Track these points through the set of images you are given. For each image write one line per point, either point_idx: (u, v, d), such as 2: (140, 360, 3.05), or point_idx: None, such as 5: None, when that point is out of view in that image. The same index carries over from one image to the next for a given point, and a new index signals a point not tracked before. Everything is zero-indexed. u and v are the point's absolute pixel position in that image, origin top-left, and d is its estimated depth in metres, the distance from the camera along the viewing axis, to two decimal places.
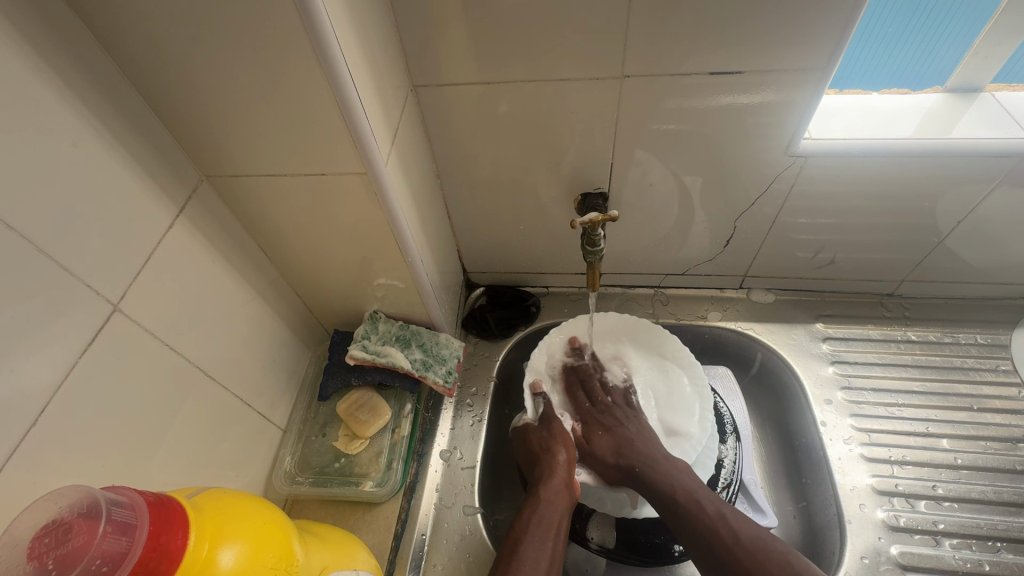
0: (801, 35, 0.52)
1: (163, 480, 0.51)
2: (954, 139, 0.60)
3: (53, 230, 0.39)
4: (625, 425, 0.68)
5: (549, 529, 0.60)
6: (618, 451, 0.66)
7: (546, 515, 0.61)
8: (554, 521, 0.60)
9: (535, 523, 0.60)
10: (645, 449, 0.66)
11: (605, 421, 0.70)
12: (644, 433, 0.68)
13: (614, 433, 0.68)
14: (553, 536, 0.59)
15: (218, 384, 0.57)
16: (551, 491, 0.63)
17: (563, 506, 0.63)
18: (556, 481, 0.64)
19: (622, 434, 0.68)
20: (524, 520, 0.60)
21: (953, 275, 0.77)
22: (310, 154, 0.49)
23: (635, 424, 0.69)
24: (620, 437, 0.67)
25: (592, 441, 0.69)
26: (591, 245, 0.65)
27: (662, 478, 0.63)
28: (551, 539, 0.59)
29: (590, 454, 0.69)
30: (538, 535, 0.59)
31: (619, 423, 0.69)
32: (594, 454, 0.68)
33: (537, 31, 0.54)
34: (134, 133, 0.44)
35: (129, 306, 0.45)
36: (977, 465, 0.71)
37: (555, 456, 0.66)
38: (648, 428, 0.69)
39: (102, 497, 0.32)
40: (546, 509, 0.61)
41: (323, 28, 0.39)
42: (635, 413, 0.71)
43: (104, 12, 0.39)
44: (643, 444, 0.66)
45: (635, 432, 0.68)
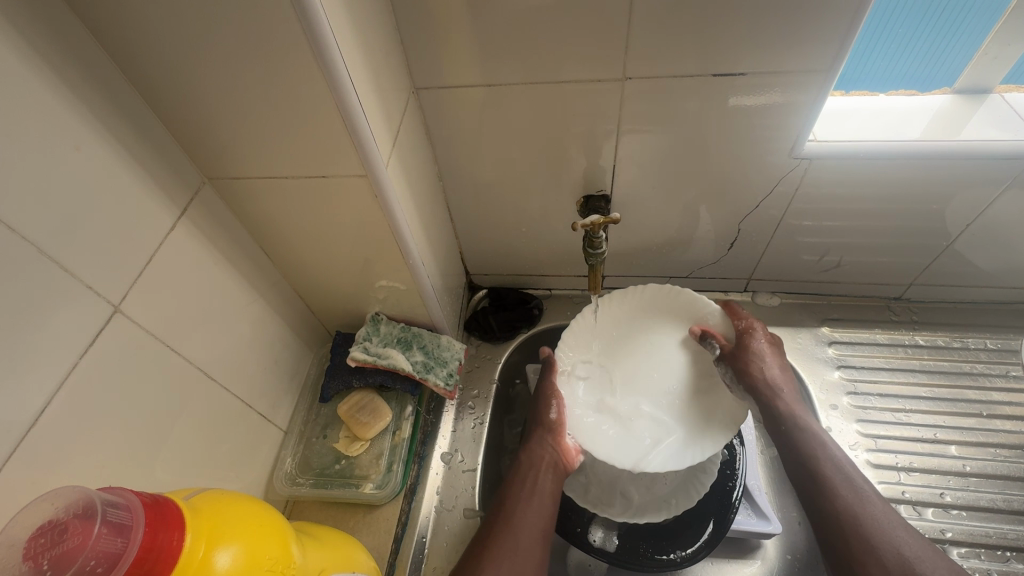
0: (805, 36, 0.52)
1: (164, 481, 0.51)
2: (962, 142, 0.59)
3: (54, 231, 0.39)
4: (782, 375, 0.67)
5: (542, 491, 0.63)
6: (765, 380, 0.66)
7: (540, 478, 0.63)
8: (546, 484, 0.63)
9: (527, 488, 0.63)
10: (790, 401, 0.65)
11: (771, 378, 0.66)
12: (785, 383, 0.67)
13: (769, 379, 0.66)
14: (540, 497, 0.62)
15: (220, 385, 0.57)
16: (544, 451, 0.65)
17: (556, 465, 0.65)
18: (550, 443, 0.66)
19: (772, 374, 0.66)
20: (520, 483, 0.63)
21: (961, 279, 0.76)
22: (311, 157, 0.49)
23: (790, 371, 0.69)
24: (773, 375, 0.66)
25: (748, 358, 0.67)
26: (592, 248, 0.64)
27: (802, 424, 0.63)
28: (546, 501, 0.62)
29: (738, 367, 0.67)
30: (532, 501, 0.62)
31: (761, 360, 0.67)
32: (742, 372, 0.67)
33: (538, 33, 0.54)
34: (136, 136, 0.45)
35: (130, 308, 0.46)
36: (986, 473, 0.70)
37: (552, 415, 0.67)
38: (782, 380, 0.67)
39: (97, 499, 0.32)
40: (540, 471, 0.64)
41: (322, 31, 0.39)
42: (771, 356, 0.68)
43: (105, 16, 0.39)
44: (776, 380, 0.66)
45: (779, 377, 0.66)
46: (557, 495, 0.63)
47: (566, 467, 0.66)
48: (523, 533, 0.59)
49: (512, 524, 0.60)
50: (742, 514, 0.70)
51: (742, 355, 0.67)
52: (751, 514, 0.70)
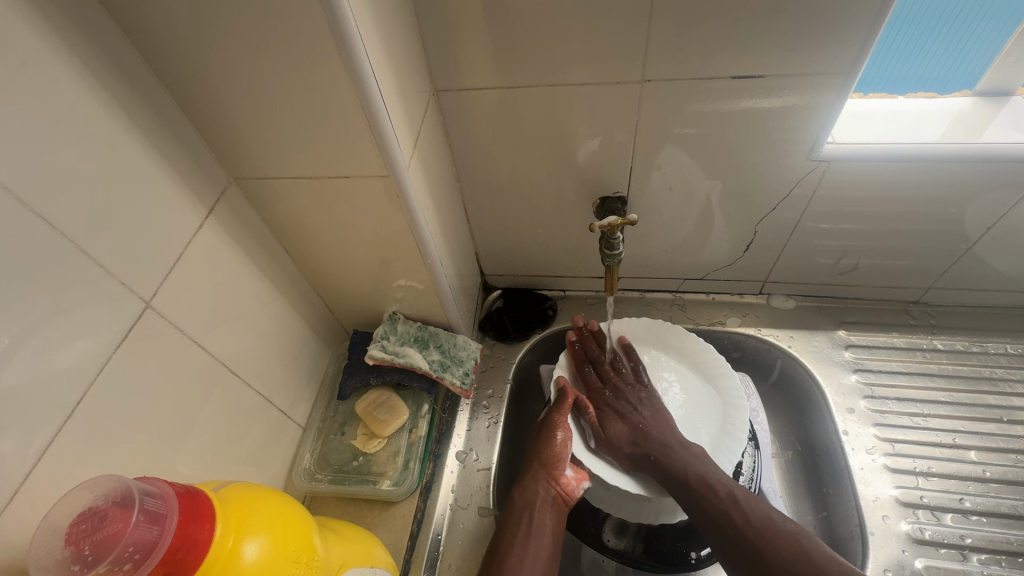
0: (825, 38, 0.52)
1: (189, 474, 0.52)
2: (983, 144, 0.59)
3: (89, 228, 0.40)
4: (638, 412, 0.69)
5: (539, 530, 0.62)
6: (634, 438, 0.66)
7: (538, 515, 0.63)
8: (544, 522, 0.63)
9: (524, 528, 0.62)
10: (659, 433, 0.66)
11: (619, 407, 0.70)
12: (657, 420, 0.68)
13: (629, 420, 0.68)
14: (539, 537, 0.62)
15: (242, 381, 0.58)
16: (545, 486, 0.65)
17: (551, 500, 0.64)
18: (545, 478, 0.65)
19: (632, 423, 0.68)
20: (518, 522, 0.63)
21: (982, 283, 0.76)
22: (334, 157, 0.50)
23: (652, 407, 0.69)
24: (636, 425, 0.67)
25: (605, 427, 0.69)
26: (609, 249, 0.65)
27: (665, 449, 0.65)
28: (544, 540, 0.62)
29: (603, 441, 0.69)
30: (530, 541, 0.61)
31: (632, 409, 0.69)
32: (613, 441, 0.68)
33: (558, 36, 0.54)
34: (167, 136, 0.46)
35: (160, 304, 0.47)
36: (1007, 479, 0.69)
37: (551, 449, 0.66)
38: (662, 412, 0.69)
39: (135, 488, 0.33)
40: (536, 510, 0.63)
41: (349, 34, 0.40)
42: (646, 392, 0.71)
43: (141, 19, 0.40)
44: (663, 434, 0.66)
45: (648, 419, 0.68)
46: (557, 531, 0.64)
47: (563, 502, 0.65)
48: None
49: (510, 567, 0.59)
50: None
51: (604, 426, 0.69)
52: None
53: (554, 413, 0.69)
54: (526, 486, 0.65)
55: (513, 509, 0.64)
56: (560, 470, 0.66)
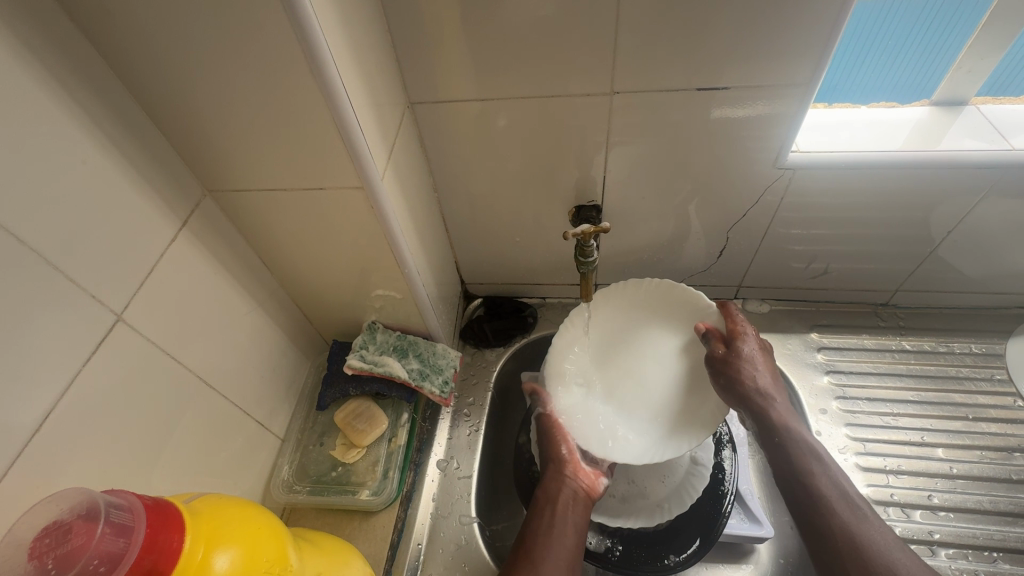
0: (785, 49, 0.54)
1: (162, 488, 0.52)
2: (940, 152, 0.61)
3: (59, 242, 0.40)
4: (763, 375, 0.63)
5: (564, 521, 0.61)
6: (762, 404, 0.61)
7: (560, 509, 0.63)
8: (567, 515, 0.62)
9: (547, 521, 0.61)
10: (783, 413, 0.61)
11: (750, 364, 0.63)
12: (779, 396, 0.63)
13: (762, 386, 0.62)
14: (563, 526, 0.61)
15: (218, 393, 0.58)
16: (557, 483, 0.65)
17: (574, 496, 0.64)
18: (566, 474, 0.65)
19: (767, 387, 0.63)
20: (541, 513, 0.63)
21: (946, 285, 0.78)
22: (308, 169, 0.50)
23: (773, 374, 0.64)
24: (771, 397, 0.62)
25: (745, 390, 0.62)
26: (583, 256, 0.66)
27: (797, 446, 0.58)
28: (569, 534, 0.60)
29: (739, 401, 0.62)
30: (554, 533, 0.60)
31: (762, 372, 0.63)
32: (736, 389, 0.62)
33: (529, 49, 0.56)
34: (139, 150, 0.46)
35: (132, 317, 0.47)
36: (973, 475, 0.71)
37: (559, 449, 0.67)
38: (774, 379, 0.64)
39: (102, 500, 0.33)
40: (558, 502, 0.63)
41: (318, 47, 0.41)
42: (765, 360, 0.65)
43: (111, 35, 0.41)
44: (765, 384, 0.63)
45: (766, 389, 0.62)
46: (586, 523, 0.62)
47: (590, 499, 0.65)
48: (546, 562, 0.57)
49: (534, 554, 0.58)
50: (734, 519, 0.71)
51: (732, 374, 0.63)
52: (743, 518, 0.71)
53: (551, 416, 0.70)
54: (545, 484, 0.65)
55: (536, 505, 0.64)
56: (577, 467, 0.66)
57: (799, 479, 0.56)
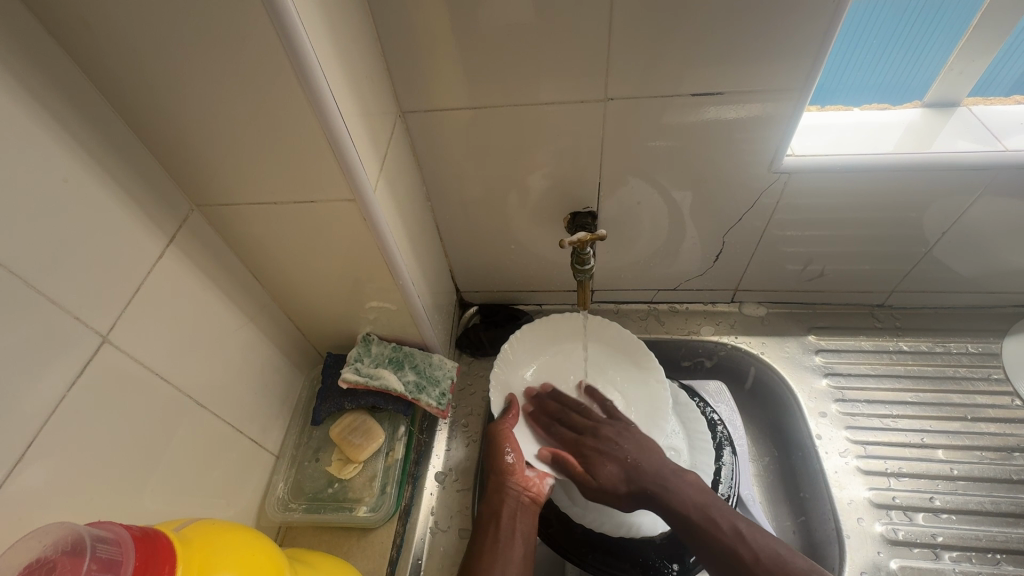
0: (778, 53, 0.53)
1: (153, 512, 0.50)
2: (934, 153, 0.61)
3: (40, 262, 0.39)
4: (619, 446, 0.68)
5: (508, 535, 0.63)
6: (629, 472, 0.65)
7: (508, 521, 0.63)
8: (515, 526, 0.63)
9: (492, 535, 0.63)
10: (651, 471, 0.65)
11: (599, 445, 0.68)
12: (643, 450, 0.67)
13: (612, 457, 0.67)
14: (510, 544, 0.62)
15: (209, 411, 0.56)
16: (500, 495, 0.65)
17: (519, 503, 0.65)
18: (508, 484, 0.66)
19: (626, 457, 0.67)
20: (485, 531, 0.63)
21: (942, 285, 0.78)
22: (298, 182, 0.49)
23: (628, 439, 0.68)
24: (630, 460, 0.66)
25: (597, 470, 0.67)
26: (580, 264, 0.65)
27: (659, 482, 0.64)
28: (516, 544, 0.62)
29: (595, 488, 0.66)
30: (499, 548, 0.61)
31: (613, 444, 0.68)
32: (602, 463, 0.67)
33: (521, 57, 0.55)
34: (123, 166, 0.45)
35: (119, 337, 0.46)
36: (973, 476, 0.71)
37: (504, 460, 0.66)
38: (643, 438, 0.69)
39: (87, 535, 0.32)
40: (504, 515, 0.64)
41: (307, 59, 0.40)
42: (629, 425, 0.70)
43: (92, 49, 0.40)
44: (625, 455, 0.67)
45: (631, 450, 0.67)
46: (529, 534, 0.64)
47: (533, 504, 0.66)
48: None
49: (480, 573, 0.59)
50: None
51: (587, 462, 0.67)
52: None
53: (502, 424, 0.69)
54: (491, 497, 0.65)
55: (482, 519, 0.65)
56: (522, 475, 0.67)
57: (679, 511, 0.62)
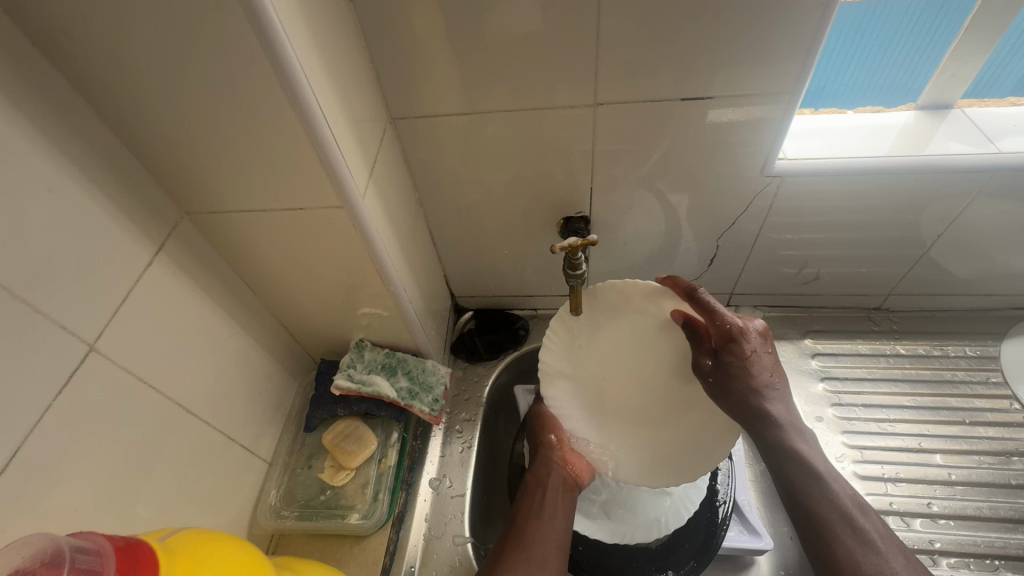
0: (767, 57, 0.53)
1: (143, 521, 0.50)
2: (927, 156, 0.61)
3: (25, 272, 0.39)
4: (761, 380, 0.58)
5: (553, 508, 0.64)
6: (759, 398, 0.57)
7: (550, 495, 0.65)
8: (556, 501, 0.64)
9: (537, 502, 0.64)
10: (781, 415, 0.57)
11: (734, 373, 0.58)
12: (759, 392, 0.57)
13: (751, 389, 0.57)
14: (553, 516, 0.63)
15: (200, 419, 0.56)
16: (544, 472, 0.67)
17: (563, 483, 0.66)
18: (553, 462, 0.68)
19: (759, 381, 0.58)
20: (531, 499, 0.65)
21: (938, 287, 0.78)
22: (286, 189, 0.49)
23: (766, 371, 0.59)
24: (761, 384, 0.58)
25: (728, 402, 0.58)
26: (571, 269, 0.64)
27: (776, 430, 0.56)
28: (558, 516, 0.63)
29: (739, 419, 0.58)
30: (544, 518, 0.62)
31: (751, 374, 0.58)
32: (730, 383, 0.58)
33: (510, 62, 0.55)
34: (111, 175, 0.45)
35: (107, 346, 0.46)
36: (972, 481, 0.70)
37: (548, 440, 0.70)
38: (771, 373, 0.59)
39: (67, 546, 0.32)
40: (545, 490, 0.65)
41: (292, 68, 0.40)
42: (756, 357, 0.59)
43: (78, 60, 0.40)
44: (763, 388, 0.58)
45: (765, 376, 0.58)
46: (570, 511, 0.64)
47: (573, 487, 0.67)
48: (535, 542, 0.60)
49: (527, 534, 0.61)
50: (733, 531, 0.70)
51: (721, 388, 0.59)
52: (742, 530, 0.70)
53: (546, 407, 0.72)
54: (536, 471, 0.68)
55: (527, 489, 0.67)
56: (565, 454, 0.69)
57: (781, 451, 0.55)
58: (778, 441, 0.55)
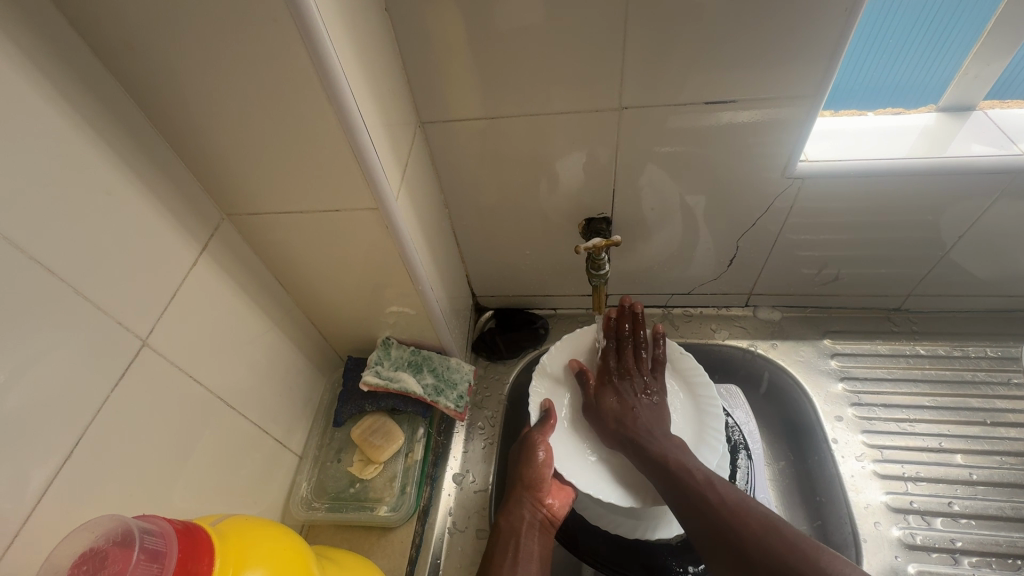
0: (789, 62, 0.54)
1: (185, 508, 0.52)
2: (949, 157, 0.61)
3: (85, 270, 0.41)
4: (637, 399, 0.70)
5: (526, 556, 0.62)
6: (620, 418, 0.68)
7: (527, 541, 0.63)
8: (533, 547, 0.63)
9: (511, 552, 0.62)
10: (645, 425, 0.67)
11: (621, 386, 0.71)
12: (653, 412, 0.69)
13: (625, 402, 0.69)
14: (528, 562, 0.62)
15: (237, 412, 0.59)
16: (519, 513, 0.65)
17: (538, 525, 0.65)
18: (530, 502, 0.65)
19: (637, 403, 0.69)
20: (504, 547, 0.63)
21: (959, 288, 0.78)
22: (323, 192, 0.51)
23: (653, 404, 0.70)
24: (628, 408, 0.69)
25: (599, 399, 0.71)
26: (594, 269, 0.67)
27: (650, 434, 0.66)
28: (532, 566, 0.62)
29: (593, 410, 0.71)
30: (518, 567, 0.61)
31: (632, 394, 0.70)
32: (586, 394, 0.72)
33: (537, 68, 0.57)
34: (160, 177, 0.47)
35: (155, 341, 0.48)
36: (993, 481, 0.70)
37: (533, 474, 0.66)
38: (662, 410, 0.70)
39: (135, 526, 0.34)
40: (522, 535, 0.63)
41: (335, 77, 0.42)
42: (655, 390, 0.71)
43: (134, 70, 0.42)
44: (642, 409, 0.69)
45: (643, 407, 0.69)
46: (543, 555, 0.64)
47: (549, 526, 0.65)
48: None
49: None
50: None
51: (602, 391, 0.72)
52: None
53: (536, 434, 0.68)
54: (511, 512, 0.65)
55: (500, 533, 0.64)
56: (545, 493, 0.66)
57: (641, 441, 0.65)
58: (639, 434, 0.66)
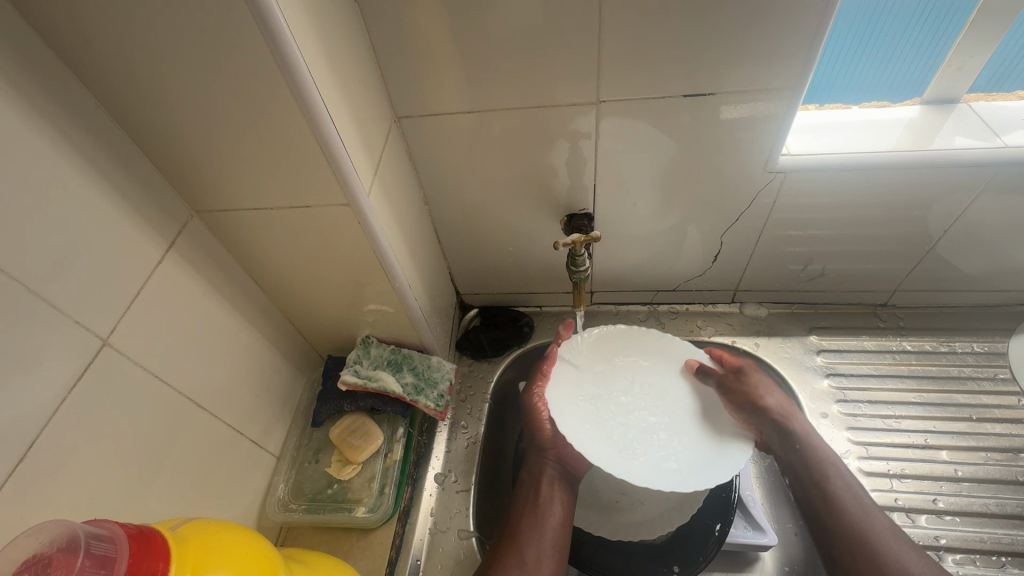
0: (772, 53, 0.53)
1: (154, 512, 0.51)
2: (932, 151, 0.60)
3: (40, 267, 0.40)
4: (766, 403, 0.68)
5: (548, 501, 0.66)
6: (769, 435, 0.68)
7: (548, 490, 0.67)
8: (555, 494, 0.67)
9: (530, 501, 0.66)
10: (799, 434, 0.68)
11: (754, 405, 0.68)
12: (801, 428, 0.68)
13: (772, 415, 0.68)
14: (551, 510, 0.65)
15: (210, 413, 0.57)
16: (535, 469, 0.69)
17: (555, 476, 0.68)
18: (548, 458, 0.69)
19: (775, 414, 0.68)
20: (524, 498, 0.67)
21: (946, 284, 0.77)
22: (293, 188, 0.50)
23: (780, 410, 0.68)
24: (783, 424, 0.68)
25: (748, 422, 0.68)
26: (575, 266, 0.66)
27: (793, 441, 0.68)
28: (556, 509, 0.65)
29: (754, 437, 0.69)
30: (539, 513, 0.65)
31: (766, 409, 0.68)
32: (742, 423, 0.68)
33: (513, 61, 0.56)
34: (122, 173, 0.46)
35: (119, 341, 0.47)
36: (978, 477, 0.70)
37: (544, 432, 0.70)
38: (779, 409, 0.68)
39: (82, 532, 0.33)
40: (542, 484, 0.67)
41: (299, 71, 0.41)
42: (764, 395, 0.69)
43: (91, 63, 0.41)
44: (775, 412, 0.68)
45: (779, 413, 0.68)
46: (567, 502, 0.67)
47: (570, 479, 0.69)
48: (532, 541, 0.62)
49: (523, 533, 0.63)
50: (738, 527, 0.70)
51: (748, 412, 0.68)
52: (746, 526, 0.70)
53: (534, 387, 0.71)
54: (530, 466, 0.70)
55: (523, 484, 0.69)
56: (558, 446, 0.69)
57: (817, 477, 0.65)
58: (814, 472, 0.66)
